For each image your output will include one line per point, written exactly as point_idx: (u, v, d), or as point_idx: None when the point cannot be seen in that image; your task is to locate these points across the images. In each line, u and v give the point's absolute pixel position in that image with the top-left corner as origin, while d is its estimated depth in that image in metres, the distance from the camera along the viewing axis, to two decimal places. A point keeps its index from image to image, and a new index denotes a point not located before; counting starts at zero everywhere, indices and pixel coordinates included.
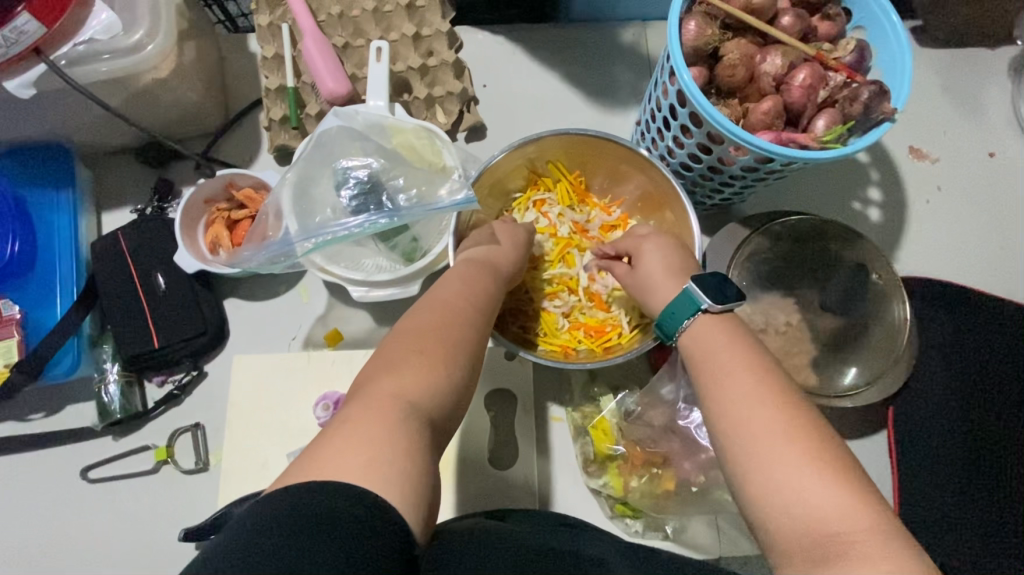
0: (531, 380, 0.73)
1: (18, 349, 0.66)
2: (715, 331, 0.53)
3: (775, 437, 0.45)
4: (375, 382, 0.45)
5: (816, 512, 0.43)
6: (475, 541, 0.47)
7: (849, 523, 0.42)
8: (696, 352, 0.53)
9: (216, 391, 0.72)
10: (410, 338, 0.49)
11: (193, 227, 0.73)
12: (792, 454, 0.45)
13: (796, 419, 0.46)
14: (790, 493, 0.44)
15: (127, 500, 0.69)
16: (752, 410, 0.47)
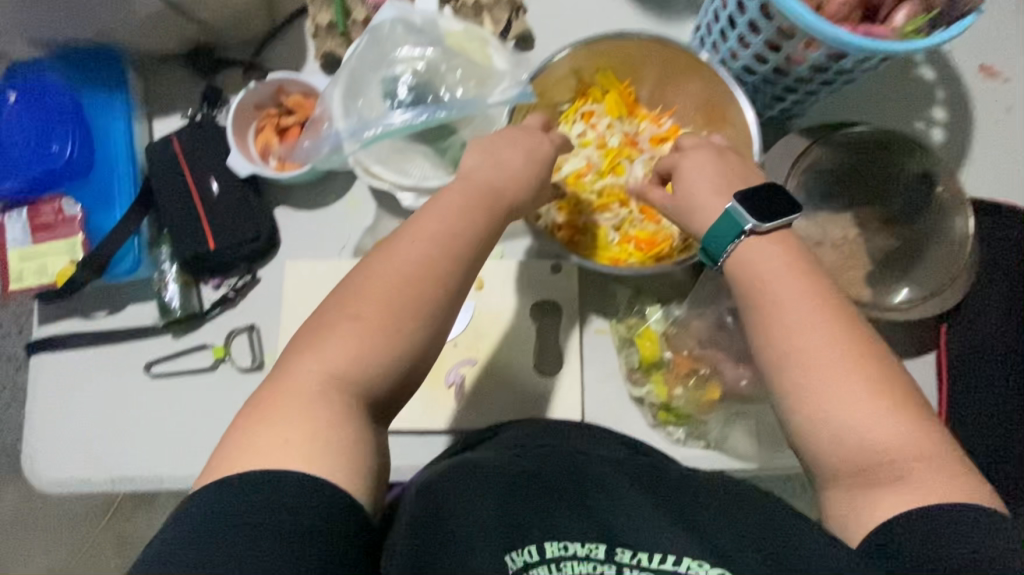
0: (577, 292, 0.73)
1: (83, 245, 0.69)
2: (767, 256, 0.51)
3: (847, 372, 0.46)
4: (327, 348, 0.47)
5: (871, 440, 0.45)
6: (453, 484, 0.48)
7: (900, 452, 0.44)
8: (746, 277, 0.51)
9: (268, 296, 0.74)
10: (385, 282, 0.49)
11: (244, 133, 0.73)
12: (855, 379, 0.46)
13: (856, 346, 0.47)
14: (850, 421, 0.45)
15: (187, 397, 0.72)
16: (811, 332, 0.47)
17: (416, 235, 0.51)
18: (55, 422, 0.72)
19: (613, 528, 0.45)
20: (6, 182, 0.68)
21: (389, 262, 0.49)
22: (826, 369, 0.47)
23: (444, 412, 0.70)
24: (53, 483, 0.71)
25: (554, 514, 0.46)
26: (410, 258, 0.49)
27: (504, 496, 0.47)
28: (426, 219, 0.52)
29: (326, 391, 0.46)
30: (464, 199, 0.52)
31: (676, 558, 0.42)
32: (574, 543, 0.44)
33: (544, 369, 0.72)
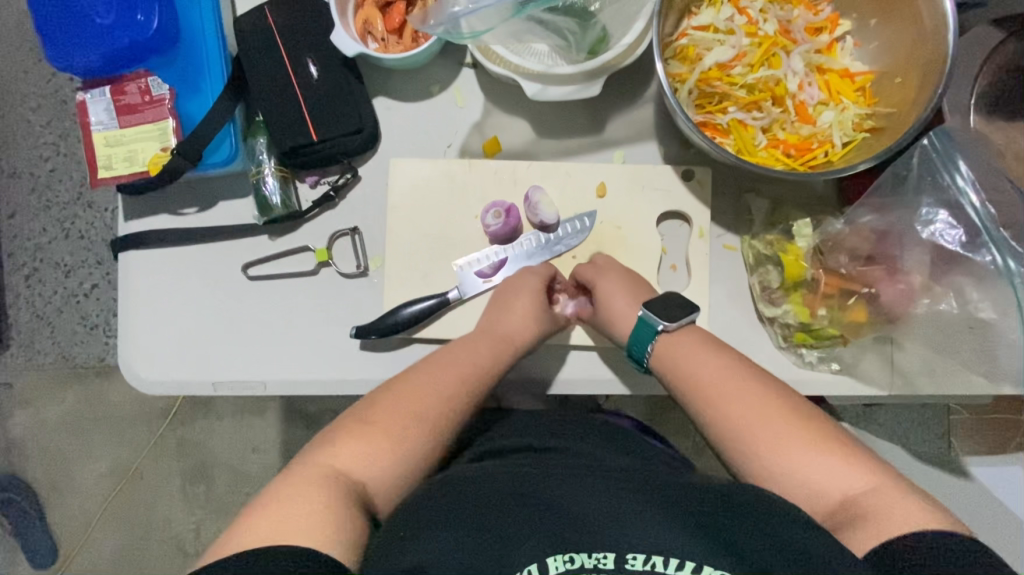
0: (709, 204, 0.66)
1: (174, 133, 0.62)
2: (692, 345, 0.56)
3: (774, 435, 0.49)
4: (334, 449, 0.49)
5: (822, 488, 0.47)
6: (423, 512, 0.45)
7: (858, 489, 0.46)
8: (672, 363, 0.56)
9: (371, 197, 0.68)
10: (413, 400, 0.53)
11: (344, 7, 0.63)
12: (796, 446, 0.49)
13: (774, 412, 0.51)
14: (790, 476, 0.48)
15: (288, 301, 0.68)
16: (726, 417, 0.52)
17: (437, 372, 0.56)
18: (152, 324, 0.68)
19: (609, 533, 0.41)
20: (84, 55, 0.60)
21: (401, 394, 0.53)
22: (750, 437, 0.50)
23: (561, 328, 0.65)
24: (156, 386, 0.68)
25: (529, 518, 0.43)
26: (424, 401, 0.53)
27: (477, 516, 0.44)
28: (444, 361, 0.57)
29: (329, 484, 0.46)
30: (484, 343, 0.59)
31: (693, 566, 0.39)
32: (581, 555, 0.41)
33: (667, 285, 0.67)
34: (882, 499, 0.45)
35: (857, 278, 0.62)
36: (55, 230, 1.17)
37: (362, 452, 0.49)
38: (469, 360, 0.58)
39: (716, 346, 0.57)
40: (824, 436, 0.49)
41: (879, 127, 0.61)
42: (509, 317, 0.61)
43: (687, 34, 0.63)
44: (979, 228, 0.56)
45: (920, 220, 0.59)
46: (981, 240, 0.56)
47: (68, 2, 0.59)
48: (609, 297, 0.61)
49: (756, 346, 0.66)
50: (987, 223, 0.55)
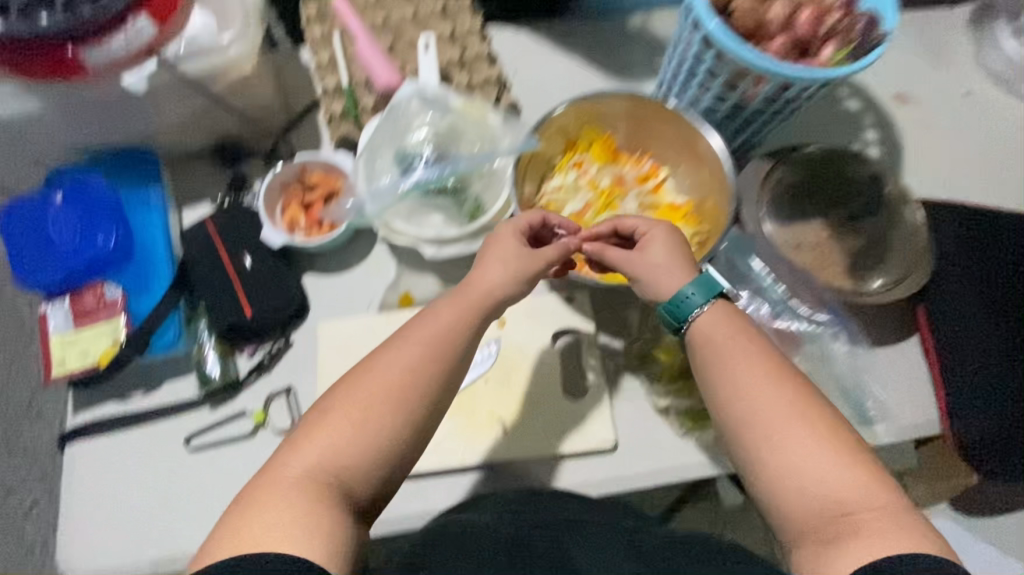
0: (593, 319, 0.79)
1: (125, 325, 0.73)
2: (724, 323, 0.58)
3: (795, 434, 0.51)
4: (310, 443, 0.50)
5: (819, 490, 0.49)
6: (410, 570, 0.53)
7: (851, 504, 0.49)
8: (707, 339, 0.58)
9: (303, 358, 0.77)
10: (385, 386, 0.52)
11: (272, 210, 0.80)
12: (812, 441, 0.51)
13: (805, 408, 0.53)
14: (798, 471, 0.50)
15: (227, 466, 0.73)
16: (748, 398, 0.54)
17: (408, 351, 0.55)
18: (94, 510, 0.71)
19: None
20: (50, 274, 0.72)
21: (374, 379, 0.53)
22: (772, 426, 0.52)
23: (484, 446, 0.74)
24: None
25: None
26: (392, 374, 0.53)
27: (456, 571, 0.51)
28: (412, 337, 0.56)
29: (304, 487, 0.48)
30: (456, 307, 0.58)
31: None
32: None
33: (571, 396, 0.76)
34: (881, 522, 0.47)
35: None
36: None
37: (338, 432, 0.51)
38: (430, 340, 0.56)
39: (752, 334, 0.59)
40: (847, 451, 0.51)
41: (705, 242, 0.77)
42: (478, 274, 0.60)
43: (546, 194, 0.81)
44: (778, 303, 0.76)
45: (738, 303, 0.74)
46: (779, 311, 0.75)
47: (41, 234, 0.73)
48: (647, 257, 0.62)
49: (658, 436, 0.74)
50: (781, 296, 0.75)
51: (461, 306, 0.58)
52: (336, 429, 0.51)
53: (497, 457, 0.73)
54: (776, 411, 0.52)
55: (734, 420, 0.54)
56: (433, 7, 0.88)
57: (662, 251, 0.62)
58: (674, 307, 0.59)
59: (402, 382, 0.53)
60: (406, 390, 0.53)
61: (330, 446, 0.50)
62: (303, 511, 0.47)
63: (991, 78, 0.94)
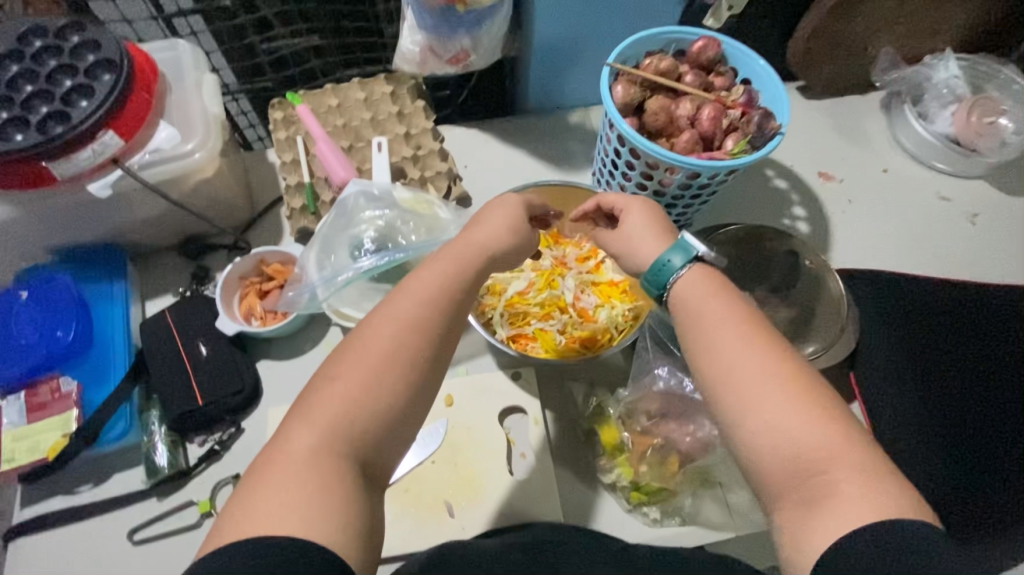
0: (538, 395, 0.81)
1: (76, 419, 0.74)
2: (708, 282, 0.61)
3: (777, 387, 0.53)
4: (313, 406, 0.50)
5: (800, 442, 0.51)
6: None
7: (832, 459, 0.50)
8: (689, 303, 0.60)
9: (254, 444, 0.79)
10: (380, 345, 0.53)
11: (230, 300, 0.84)
12: (791, 403, 0.52)
13: (788, 367, 0.54)
14: (779, 425, 0.52)
15: (172, 557, 0.72)
16: (728, 356, 0.56)
17: (403, 307, 0.55)
18: None
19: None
20: (7, 369, 0.74)
21: (371, 337, 0.53)
22: (753, 377, 0.54)
23: (428, 529, 0.73)
24: None
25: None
26: (389, 330, 0.53)
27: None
28: (402, 297, 0.56)
29: (314, 464, 0.47)
30: (446, 273, 0.59)
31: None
32: None
33: (518, 472, 0.77)
34: (863, 485, 0.48)
35: (652, 432, 0.75)
36: None
37: (346, 392, 0.50)
38: (425, 297, 0.56)
39: (734, 293, 0.60)
40: (829, 407, 0.52)
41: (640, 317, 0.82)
42: (477, 245, 0.63)
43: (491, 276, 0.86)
44: None
45: (658, 376, 0.77)
46: None
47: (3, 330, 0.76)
48: (627, 229, 0.67)
49: (604, 511, 0.75)
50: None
51: (450, 265, 0.60)
52: (342, 387, 0.50)
53: (441, 541, 0.72)
54: (760, 369, 0.54)
55: (717, 375, 0.56)
56: (389, 111, 0.97)
57: (643, 224, 0.67)
58: (655, 273, 0.63)
59: (401, 339, 0.53)
60: (404, 344, 0.53)
61: (338, 412, 0.49)
62: (314, 486, 0.46)
63: (905, 155, 1.01)
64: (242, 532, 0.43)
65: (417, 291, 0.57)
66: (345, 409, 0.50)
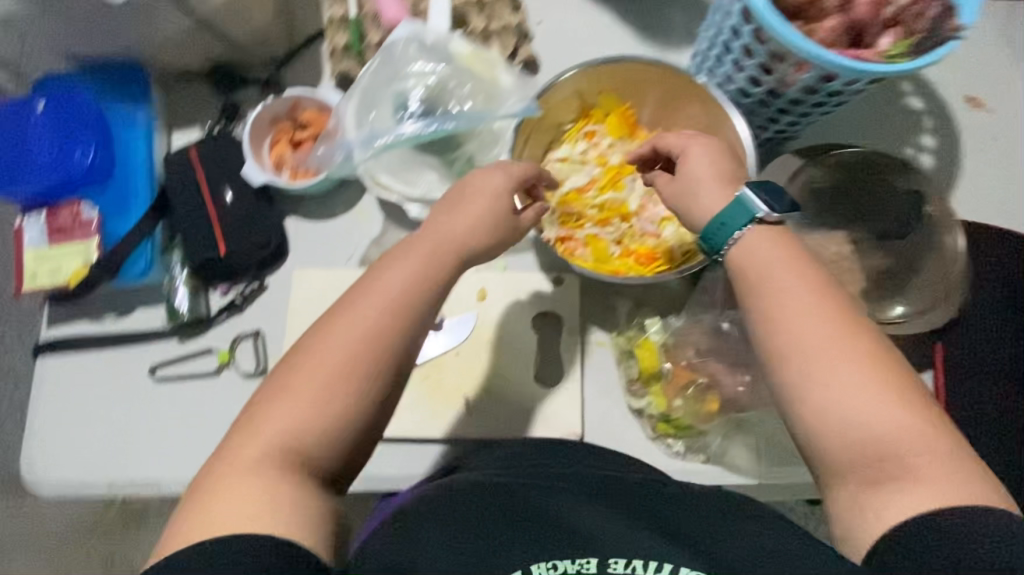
0: (578, 304, 0.74)
1: (97, 249, 0.71)
2: (773, 243, 0.52)
3: (851, 372, 0.46)
4: (275, 396, 0.48)
5: (871, 435, 0.46)
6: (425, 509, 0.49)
7: (903, 445, 0.45)
8: (747, 266, 0.52)
9: (275, 304, 0.75)
10: (347, 332, 0.49)
11: (259, 145, 0.76)
12: (868, 384, 0.46)
13: (864, 342, 0.47)
14: (848, 417, 0.46)
15: (190, 400, 0.72)
16: (794, 335, 0.48)
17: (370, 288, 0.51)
18: (60, 425, 0.72)
19: (597, 538, 0.46)
20: (26, 185, 0.70)
21: (327, 332, 0.50)
22: (818, 362, 0.47)
23: (443, 421, 0.71)
24: (54, 488, 0.71)
25: (529, 529, 0.47)
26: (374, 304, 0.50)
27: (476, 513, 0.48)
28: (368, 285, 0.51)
29: (269, 461, 0.46)
30: (418, 254, 0.53)
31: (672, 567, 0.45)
32: (562, 561, 0.46)
33: (544, 381, 0.73)
34: (937, 468, 0.45)
35: (698, 368, 0.68)
36: None
37: (305, 385, 0.48)
38: (394, 282, 0.51)
39: (800, 255, 0.52)
40: (900, 389, 0.47)
41: None
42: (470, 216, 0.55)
43: (549, 164, 0.76)
44: None
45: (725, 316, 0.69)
46: None
47: (22, 143, 0.71)
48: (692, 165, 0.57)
49: (627, 435, 0.70)
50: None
51: (421, 248, 0.53)
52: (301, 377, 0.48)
53: (454, 433, 0.71)
54: (835, 348, 0.47)
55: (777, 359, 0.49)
56: None
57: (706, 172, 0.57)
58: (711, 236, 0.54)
59: (368, 321, 0.50)
60: (368, 338, 0.49)
61: (290, 409, 0.47)
62: (270, 489, 0.45)
63: None
64: (205, 534, 0.43)
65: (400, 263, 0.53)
66: (295, 404, 0.47)
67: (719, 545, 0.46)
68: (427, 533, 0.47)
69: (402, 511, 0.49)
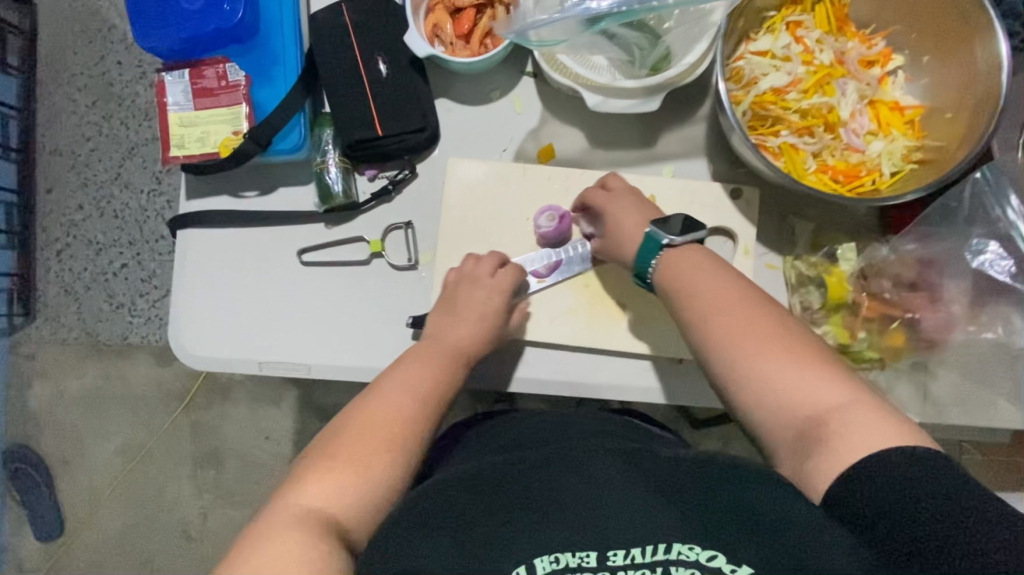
0: (755, 222, 0.68)
1: (247, 118, 0.65)
2: (691, 254, 0.59)
3: (758, 344, 0.52)
4: (305, 485, 0.49)
5: (793, 396, 0.49)
6: (403, 517, 0.45)
7: (829, 404, 0.48)
8: (673, 270, 0.58)
9: (427, 194, 0.70)
10: (405, 392, 0.57)
11: (418, 7, 0.66)
12: (769, 358, 0.51)
13: (753, 328, 0.53)
14: (767, 382, 0.50)
15: (336, 288, 0.70)
16: (717, 324, 0.54)
17: (456, 317, 0.64)
18: (206, 300, 0.70)
19: (591, 527, 0.43)
20: (166, 37, 0.63)
21: (400, 366, 0.60)
22: (744, 347, 0.52)
23: (601, 332, 0.68)
24: (203, 361, 0.69)
25: (524, 527, 0.44)
26: (401, 405, 0.56)
27: (442, 514, 0.45)
28: (457, 309, 0.64)
29: (309, 519, 0.47)
30: (433, 356, 0.61)
31: (673, 545, 0.41)
32: (563, 554, 0.42)
33: None
34: (854, 414, 0.46)
35: (898, 304, 0.63)
36: (107, 217, 1.33)
37: (377, 403, 0.56)
38: (474, 309, 0.63)
39: (722, 266, 0.58)
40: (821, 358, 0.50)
41: (927, 159, 0.64)
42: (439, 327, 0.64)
43: (744, 58, 0.66)
44: None
45: (973, 252, 0.61)
46: None
47: None
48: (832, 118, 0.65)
49: None
50: None
51: (498, 289, 0.64)
52: (386, 392, 0.57)
53: (612, 346, 0.68)
54: (742, 334, 0.53)
55: (707, 343, 0.54)
56: None
57: (631, 208, 0.63)
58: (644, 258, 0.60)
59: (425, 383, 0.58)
60: (427, 364, 0.60)
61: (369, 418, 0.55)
62: (309, 542, 0.45)
63: None
64: None
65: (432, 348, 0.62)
66: (386, 422, 0.55)
67: (726, 520, 0.42)
68: (423, 528, 0.44)
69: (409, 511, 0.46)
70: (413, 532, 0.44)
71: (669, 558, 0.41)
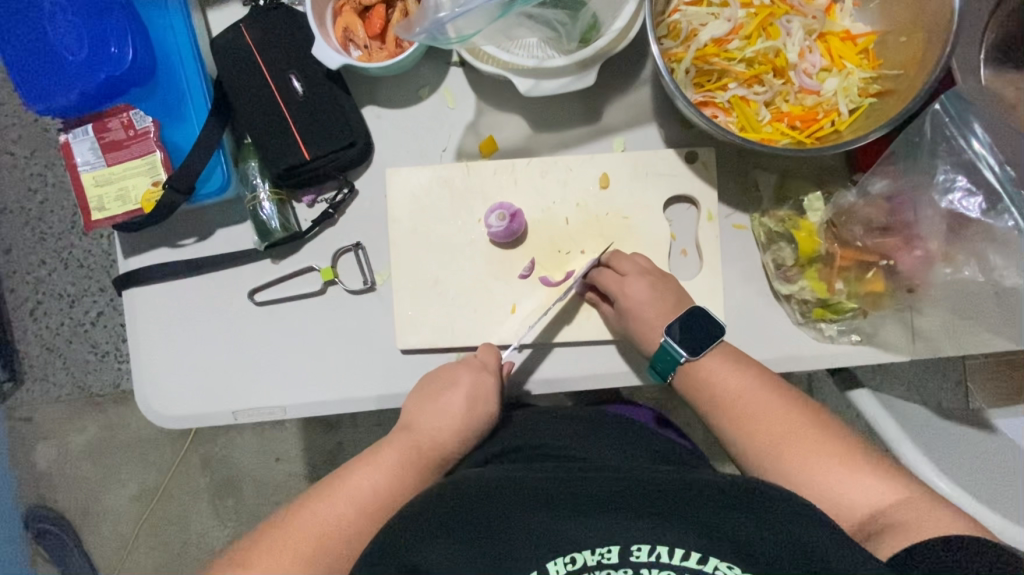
0: (715, 183, 0.65)
1: (164, 165, 0.61)
2: (725, 363, 0.60)
3: (797, 449, 0.55)
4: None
5: (853, 498, 0.52)
6: (438, 510, 0.50)
7: (886, 500, 0.52)
8: (699, 375, 0.60)
9: (371, 210, 0.67)
10: (356, 493, 0.56)
11: (322, 15, 0.62)
12: (817, 453, 0.54)
13: (791, 422, 0.56)
14: (820, 479, 0.53)
15: (296, 323, 0.67)
16: (753, 433, 0.57)
17: (435, 408, 0.61)
18: (164, 359, 0.67)
19: (614, 529, 0.47)
20: (60, 96, 0.58)
21: (363, 468, 0.58)
22: (785, 448, 0.55)
23: (572, 323, 0.66)
24: (174, 421, 0.67)
25: (540, 523, 0.48)
26: (349, 506, 0.55)
27: (479, 513, 0.50)
28: (441, 395, 0.62)
29: None
30: (395, 453, 0.59)
31: (699, 557, 0.45)
32: (583, 552, 0.47)
33: (677, 272, 0.66)
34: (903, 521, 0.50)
35: (874, 249, 0.61)
36: (72, 270, 1.29)
37: (332, 508, 0.55)
38: (457, 403, 0.61)
39: (743, 356, 0.61)
40: (862, 458, 0.54)
41: (886, 90, 0.60)
42: (428, 413, 0.62)
43: (679, 10, 0.61)
44: (999, 191, 0.57)
45: (943, 194, 0.58)
46: (1001, 205, 0.57)
47: (38, 41, 0.58)
48: (775, 63, 0.61)
49: (773, 321, 0.64)
50: (1009, 187, 0.57)
51: (483, 369, 0.62)
52: (362, 477, 0.57)
53: (587, 336, 0.66)
54: (785, 431, 0.56)
55: (750, 450, 0.57)
56: None
57: (644, 287, 0.62)
58: (660, 370, 0.62)
59: (379, 487, 0.57)
60: (392, 469, 0.58)
61: (331, 515, 0.55)
62: None
63: None
64: None
65: (397, 447, 0.59)
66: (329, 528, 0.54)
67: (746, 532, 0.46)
68: (453, 529, 0.49)
69: (424, 506, 0.50)
70: (454, 546, 0.48)
71: (701, 566, 0.45)
